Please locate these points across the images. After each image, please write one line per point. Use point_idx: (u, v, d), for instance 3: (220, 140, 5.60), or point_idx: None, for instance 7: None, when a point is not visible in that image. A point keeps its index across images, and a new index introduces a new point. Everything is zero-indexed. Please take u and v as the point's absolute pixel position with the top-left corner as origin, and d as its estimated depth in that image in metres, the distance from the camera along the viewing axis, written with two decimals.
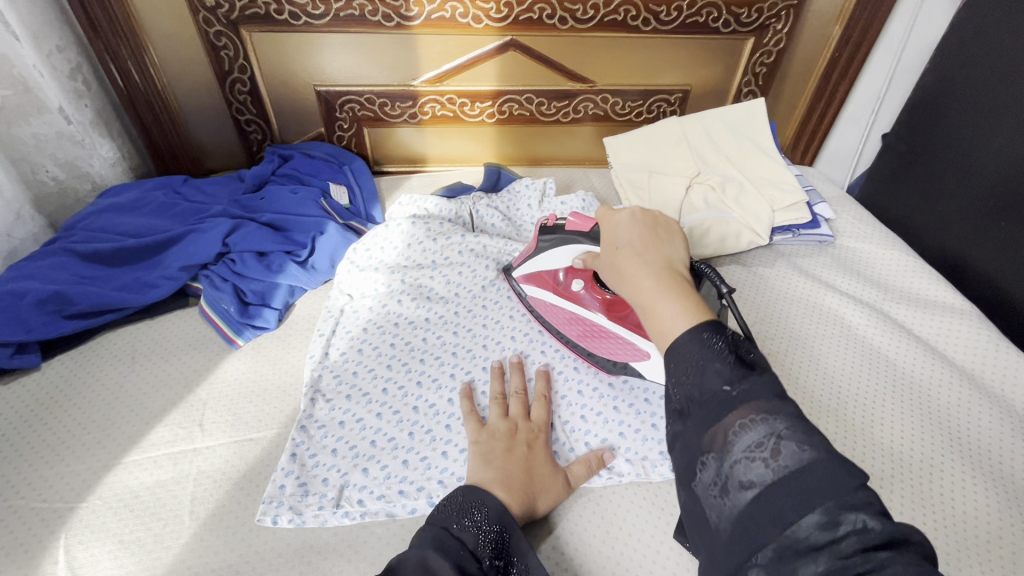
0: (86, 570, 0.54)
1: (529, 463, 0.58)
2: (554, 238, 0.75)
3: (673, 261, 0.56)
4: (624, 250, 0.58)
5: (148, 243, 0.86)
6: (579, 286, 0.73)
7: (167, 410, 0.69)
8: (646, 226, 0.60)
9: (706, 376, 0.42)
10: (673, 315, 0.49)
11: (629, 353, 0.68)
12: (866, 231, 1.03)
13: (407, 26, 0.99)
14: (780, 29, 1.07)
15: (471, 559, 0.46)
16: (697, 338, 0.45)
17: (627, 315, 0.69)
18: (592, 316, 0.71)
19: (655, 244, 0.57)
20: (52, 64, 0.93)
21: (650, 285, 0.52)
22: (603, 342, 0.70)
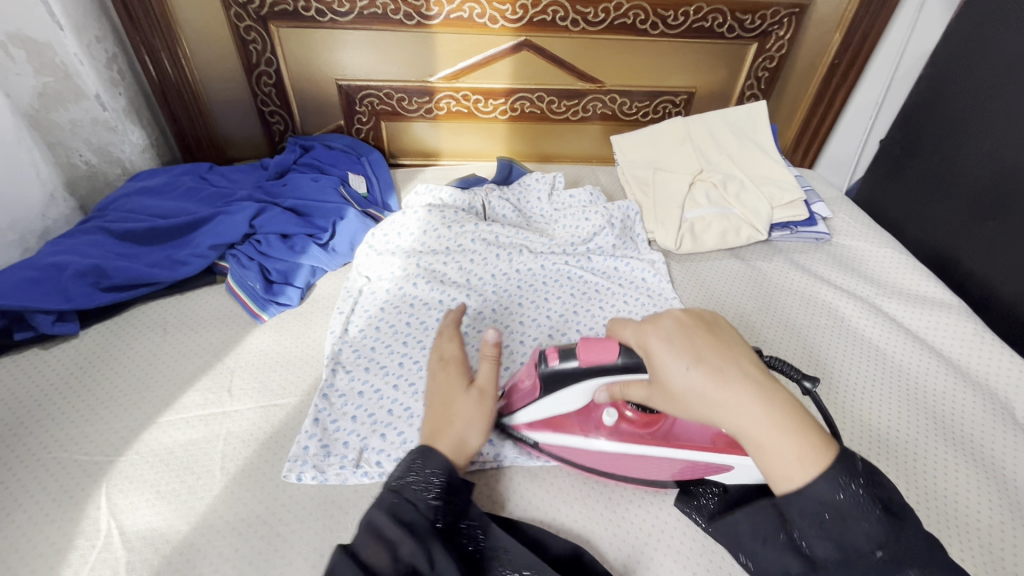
0: (126, 516, 0.59)
1: (449, 400, 0.57)
2: (570, 373, 0.57)
3: (752, 366, 0.50)
4: (698, 378, 0.47)
5: (178, 223, 0.90)
6: (610, 418, 0.62)
7: (198, 376, 0.73)
8: (689, 331, 0.51)
9: (852, 529, 0.44)
10: (794, 462, 0.45)
11: (705, 470, 0.60)
12: (861, 230, 1.07)
13: (427, 25, 1.04)
14: (783, 35, 1.11)
15: (413, 507, 0.49)
16: (833, 483, 0.44)
17: (664, 425, 0.62)
18: (639, 451, 0.61)
19: (721, 355, 0.49)
20: (91, 53, 0.99)
21: (752, 417, 0.46)
22: (662, 469, 0.62)
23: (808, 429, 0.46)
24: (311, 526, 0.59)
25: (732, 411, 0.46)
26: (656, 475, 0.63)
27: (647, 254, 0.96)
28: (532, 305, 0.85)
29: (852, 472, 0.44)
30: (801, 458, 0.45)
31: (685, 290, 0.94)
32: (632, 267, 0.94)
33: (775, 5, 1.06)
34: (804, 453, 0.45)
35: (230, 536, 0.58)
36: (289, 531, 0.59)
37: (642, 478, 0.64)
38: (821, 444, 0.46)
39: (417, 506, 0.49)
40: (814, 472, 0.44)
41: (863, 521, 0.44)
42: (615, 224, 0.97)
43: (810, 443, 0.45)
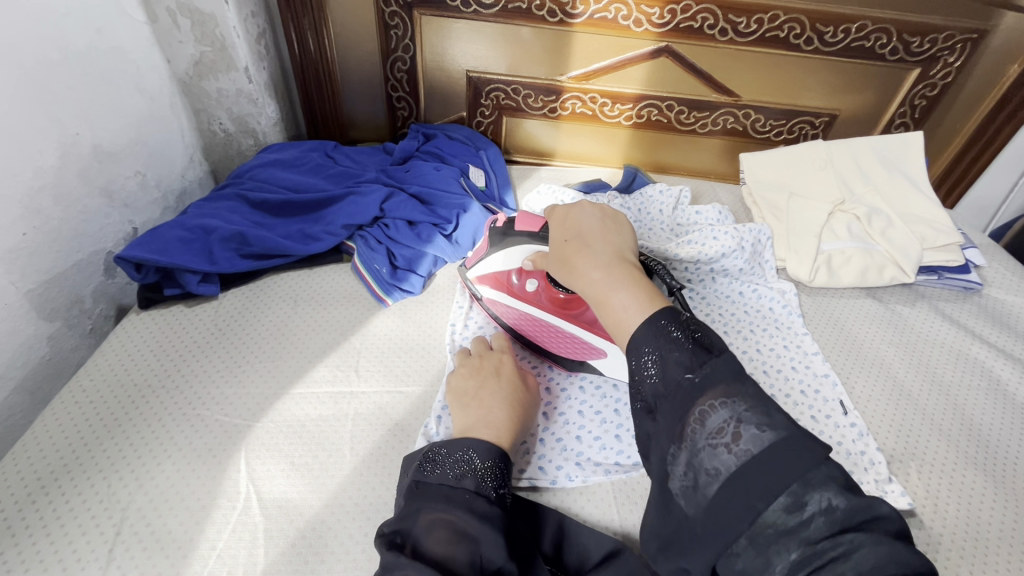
0: (264, 483, 0.60)
1: (512, 385, 0.64)
2: (505, 238, 0.73)
3: (619, 247, 0.57)
4: (569, 244, 0.57)
5: (312, 199, 0.92)
6: (533, 285, 0.75)
7: (327, 352, 0.75)
8: (589, 220, 0.60)
9: (669, 363, 0.45)
10: (626, 307, 0.50)
11: (585, 351, 0.72)
12: (1019, 284, 0.97)
13: (569, 23, 1.02)
14: (951, 62, 1.02)
15: (479, 498, 0.50)
16: (654, 327, 0.47)
17: (579, 312, 0.73)
18: (546, 318, 0.74)
19: (593, 236, 0.57)
20: (247, 27, 1.01)
21: (598, 279, 0.53)
22: (563, 342, 0.74)
23: (641, 285, 0.51)
24: None
25: (589, 273, 0.54)
26: (552, 347, 0.75)
27: (776, 282, 0.91)
28: None
29: (670, 316, 0.47)
30: (635, 307, 0.49)
31: (817, 326, 0.88)
32: (760, 294, 0.89)
33: (951, 28, 0.97)
34: (640, 304, 0.50)
35: (358, 519, 0.58)
36: None
37: (540, 349, 0.75)
38: (653, 295, 0.50)
39: (483, 498, 0.50)
40: (642, 317, 0.49)
41: (681, 356, 0.45)
42: (746, 247, 0.91)
43: (642, 295, 0.50)
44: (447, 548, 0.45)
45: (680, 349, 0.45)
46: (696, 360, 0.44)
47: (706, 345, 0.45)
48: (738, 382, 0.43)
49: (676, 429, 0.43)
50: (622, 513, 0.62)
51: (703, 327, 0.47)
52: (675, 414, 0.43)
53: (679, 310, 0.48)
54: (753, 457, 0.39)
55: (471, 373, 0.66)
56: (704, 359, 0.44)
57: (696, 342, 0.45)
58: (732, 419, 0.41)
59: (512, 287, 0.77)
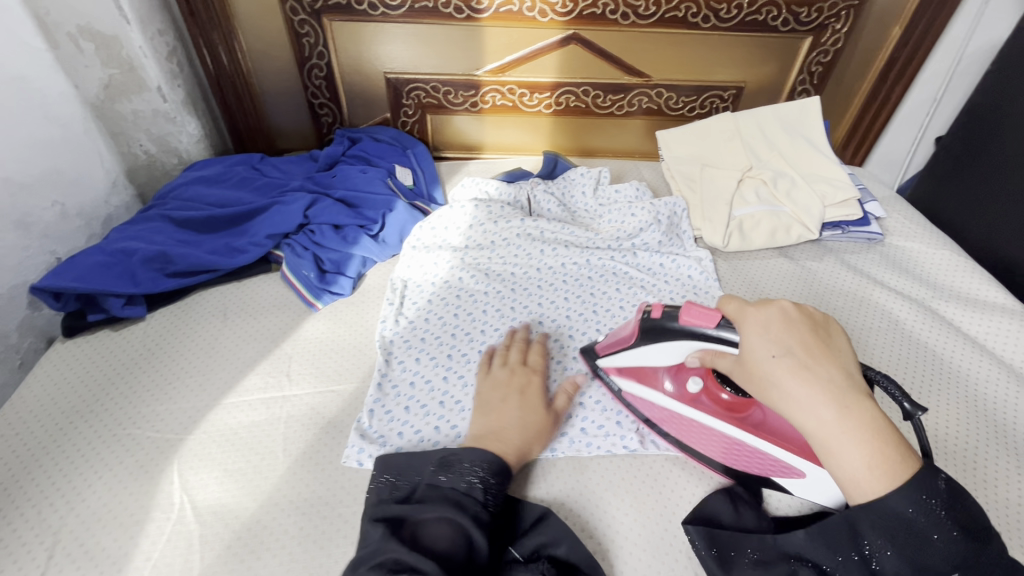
0: (197, 491, 0.62)
1: (533, 408, 0.65)
2: (664, 332, 0.60)
3: (844, 374, 0.49)
4: (781, 364, 0.49)
5: (236, 213, 0.93)
6: (694, 385, 0.64)
7: (258, 360, 0.76)
8: (791, 321, 0.52)
9: (930, 553, 0.44)
10: (859, 466, 0.46)
11: (777, 468, 0.61)
12: (916, 230, 1.04)
13: (477, 19, 1.04)
14: (839, 29, 1.09)
15: (482, 508, 0.54)
16: (917, 503, 0.44)
17: (752, 415, 0.63)
18: (711, 423, 0.64)
19: (811, 351, 0.50)
20: (154, 46, 1.01)
21: (831, 420, 0.47)
22: (730, 453, 0.64)
23: (884, 442, 0.46)
24: None
25: (812, 409, 0.48)
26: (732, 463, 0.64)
27: (694, 251, 0.94)
28: (582, 297, 0.86)
29: (930, 492, 0.44)
30: (872, 470, 0.46)
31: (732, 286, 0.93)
32: (679, 264, 0.91)
33: None
34: (876, 466, 0.46)
35: (293, 514, 0.60)
36: (349, 513, 0.61)
37: (708, 459, 0.66)
38: (903, 460, 0.46)
39: (484, 508, 0.54)
40: (889, 486, 0.45)
41: (941, 542, 0.43)
42: (662, 220, 0.96)
43: (884, 454, 0.46)
44: (445, 545, 0.50)
45: (942, 537, 0.44)
46: (961, 554, 0.43)
47: (970, 533, 0.44)
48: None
49: None
50: (548, 481, 0.66)
51: (964, 501, 0.45)
52: None
53: (935, 476, 0.45)
54: None
55: (501, 381, 0.68)
56: (969, 550, 0.43)
57: (960, 528, 0.44)
58: None
59: (663, 382, 0.66)
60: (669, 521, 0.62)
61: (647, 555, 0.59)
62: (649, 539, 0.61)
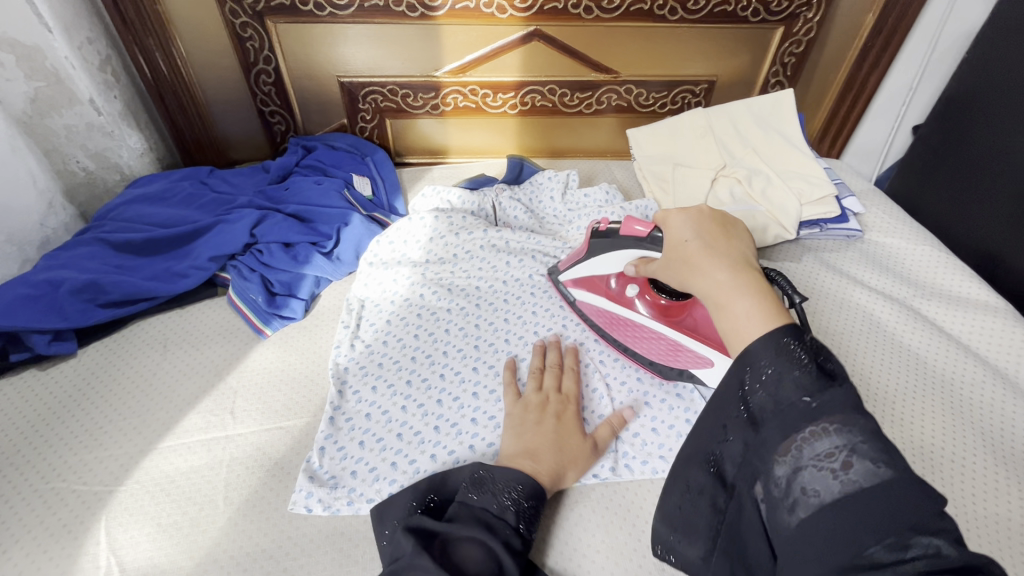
0: (125, 552, 0.56)
1: (570, 432, 0.60)
2: (609, 241, 0.68)
3: (743, 255, 0.51)
4: (691, 245, 0.52)
5: (178, 234, 0.86)
6: (634, 290, 0.72)
7: (200, 396, 0.70)
8: (704, 219, 0.55)
9: (786, 383, 0.39)
10: (749, 315, 0.44)
11: (690, 359, 0.68)
12: (896, 226, 1.00)
13: (432, 17, 0.98)
14: (811, 18, 1.05)
15: (512, 533, 0.50)
16: (773, 343, 0.40)
17: (683, 320, 0.70)
18: (644, 321, 0.71)
19: (716, 236, 0.53)
20: (84, 56, 0.92)
21: (724, 280, 0.47)
22: (659, 348, 0.70)
23: (768, 296, 0.45)
24: (321, 562, 0.56)
25: (709, 273, 0.49)
26: (650, 356, 0.71)
27: None
28: (550, 310, 0.81)
29: (796, 333, 0.40)
30: (760, 318, 0.44)
31: None
32: None
33: None
34: (764, 313, 0.44)
35: (234, 572, 0.55)
36: (296, 567, 0.56)
37: (640, 356, 0.72)
38: (779, 313, 0.44)
39: (514, 533, 0.50)
40: (768, 328, 0.43)
41: (799, 376, 0.38)
42: None
43: (768, 305, 0.44)
44: (474, 569, 0.45)
45: (798, 370, 0.39)
46: (818, 384, 0.38)
47: (827, 371, 0.39)
48: (856, 412, 0.36)
49: (778, 444, 0.38)
50: None
51: (829, 353, 0.40)
52: (777, 434, 0.38)
53: (803, 330, 0.42)
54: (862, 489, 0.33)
55: (534, 404, 0.63)
56: (826, 382, 0.38)
57: (820, 368, 0.39)
58: (841, 447, 0.35)
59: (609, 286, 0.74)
60: (643, 558, 0.57)
61: None
62: None
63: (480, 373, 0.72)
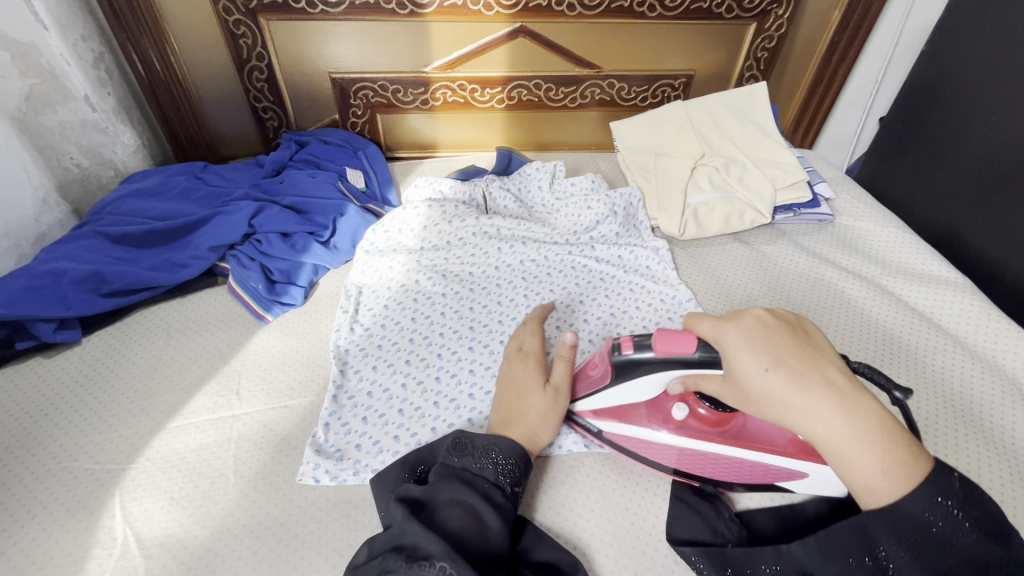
0: (141, 523, 0.58)
1: (525, 391, 0.62)
2: (643, 367, 0.57)
3: (840, 380, 0.49)
4: (774, 380, 0.48)
5: (177, 225, 0.89)
6: (680, 410, 0.62)
7: (205, 379, 0.73)
8: (771, 334, 0.51)
9: (947, 551, 0.43)
10: (877, 470, 0.45)
11: (777, 475, 0.60)
12: (865, 209, 1.07)
13: (420, 14, 1.02)
14: (781, 14, 1.10)
15: (496, 491, 0.53)
16: (929, 503, 0.44)
17: (735, 424, 0.62)
18: (707, 448, 0.61)
19: (799, 358, 0.50)
20: (78, 53, 0.94)
21: (842, 426, 0.46)
22: (733, 471, 0.61)
23: (897, 442, 0.46)
24: (330, 526, 0.59)
25: (825, 420, 0.47)
26: (725, 481, 0.62)
27: (651, 241, 0.94)
28: (541, 292, 0.85)
29: (945, 491, 0.44)
30: (890, 473, 0.45)
31: (686, 274, 0.93)
32: (636, 254, 0.91)
33: None
34: (892, 470, 0.45)
35: (248, 538, 0.58)
36: (307, 532, 0.59)
37: (718, 483, 0.62)
38: (917, 462, 0.45)
39: (498, 492, 0.53)
40: (903, 492, 0.45)
41: (948, 531, 0.44)
42: (618, 212, 0.95)
43: (898, 463, 0.45)
44: (460, 527, 0.49)
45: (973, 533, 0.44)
46: (981, 553, 0.43)
47: (995, 532, 0.44)
48: None
49: None
50: None
51: (979, 504, 0.45)
52: None
53: (952, 476, 0.46)
54: None
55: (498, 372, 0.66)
56: (996, 551, 0.43)
57: (976, 527, 0.44)
58: None
59: (649, 419, 0.63)
60: (635, 514, 0.61)
61: (614, 549, 0.58)
62: (616, 536, 0.59)
63: (476, 352, 0.75)
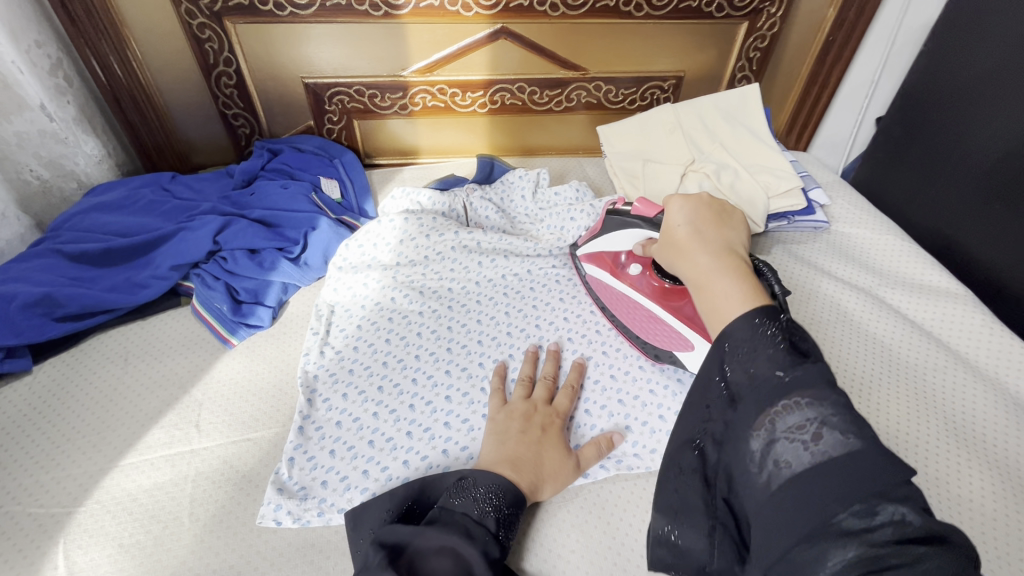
0: (86, 575, 0.54)
1: (548, 446, 0.59)
2: (620, 221, 0.75)
3: (728, 243, 0.59)
4: (682, 232, 0.60)
5: (138, 242, 0.84)
6: (636, 270, 0.73)
7: (163, 410, 0.68)
8: (702, 210, 0.63)
9: (760, 360, 0.43)
10: (729, 294, 0.51)
11: (675, 342, 0.68)
12: (861, 216, 1.03)
13: (396, 15, 0.97)
14: (774, 13, 1.06)
15: (494, 543, 0.49)
16: (749, 322, 0.45)
17: (683, 306, 0.68)
18: (644, 302, 0.71)
19: (712, 225, 0.61)
20: (32, 59, 0.88)
21: (706, 265, 0.55)
22: (655, 330, 0.70)
23: (751, 279, 0.53)
24: (291, 574, 0.55)
25: (698, 258, 0.56)
26: (645, 335, 0.72)
27: None
28: (523, 309, 0.80)
29: (772, 315, 0.45)
30: (738, 296, 0.50)
31: None
32: None
33: None
34: (747, 297, 0.50)
35: None
36: None
37: (639, 338, 0.73)
38: (757, 290, 0.51)
39: (496, 544, 0.49)
40: (746, 309, 0.49)
41: (775, 355, 0.43)
42: None
43: (748, 289, 0.51)
44: None
45: (773, 347, 0.44)
46: (792, 360, 0.42)
47: (802, 351, 0.43)
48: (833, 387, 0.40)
49: (755, 418, 0.42)
50: None
51: (802, 334, 0.44)
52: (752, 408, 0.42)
53: (777, 313, 0.47)
54: (831, 459, 0.37)
55: (518, 413, 0.62)
56: (801, 360, 0.42)
57: (792, 347, 0.43)
58: (814, 420, 0.39)
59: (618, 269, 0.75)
60: (618, 556, 0.57)
61: None
62: None
63: (453, 377, 0.71)
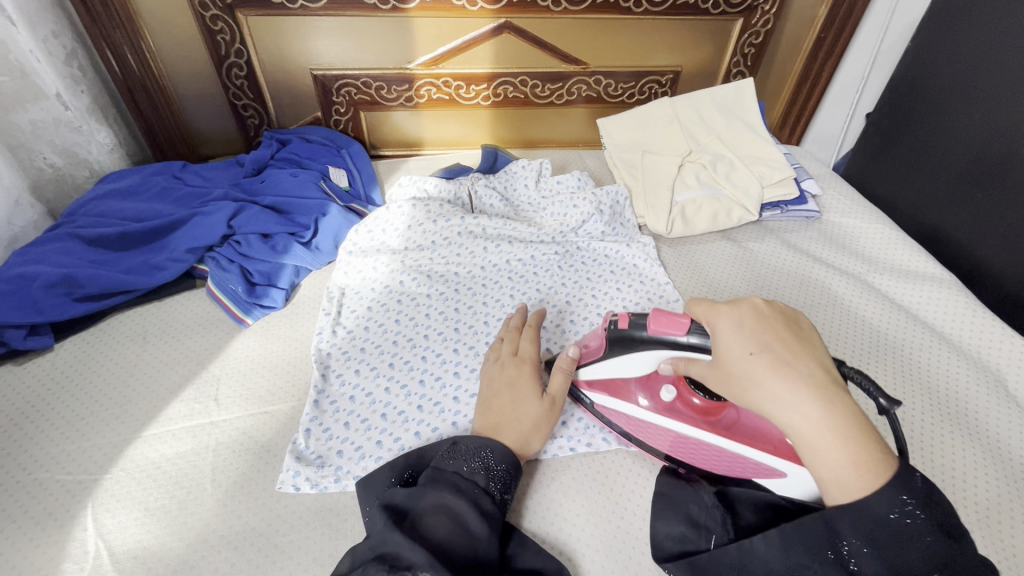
0: (114, 536, 0.57)
1: (522, 399, 0.61)
2: (635, 342, 0.59)
3: (820, 370, 0.48)
4: (757, 366, 0.48)
5: (154, 226, 0.86)
6: (668, 393, 0.63)
7: (183, 386, 0.71)
8: (769, 324, 0.50)
9: (900, 541, 0.42)
10: (845, 468, 0.44)
11: (755, 471, 0.58)
12: (851, 205, 1.07)
13: (403, 9, 1.00)
14: (768, 10, 1.10)
15: (486, 496, 0.52)
16: (890, 501, 0.42)
17: (725, 416, 0.61)
18: (690, 432, 0.61)
19: (790, 348, 0.48)
20: (49, 49, 0.90)
21: (814, 418, 0.45)
22: (717, 459, 0.61)
23: (869, 440, 0.44)
24: (311, 535, 0.58)
25: (798, 411, 0.45)
26: (710, 470, 0.61)
27: (638, 238, 0.93)
28: (527, 292, 0.83)
29: (906, 486, 0.42)
30: (860, 473, 0.43)
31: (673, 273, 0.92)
32: (623, 252, 0.90)
33: None
34: (861, 466, 0.44)
35: (226, 550, 0.56)
36: (286, 542, 0.57)
37: (703, 473, 0.62)
38: (882, 461, 0.44)
39: (488, 497, 0.52)
40: (873, 489, 0.43)
41: (905, 525, 0.42)
42: (604, 210, 0.94)
43: (869, 459, 0.44)
44: (449, 533, 0.48)
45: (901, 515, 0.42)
46: (929, 539, 0.42)
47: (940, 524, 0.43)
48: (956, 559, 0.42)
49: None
50: None
51: (935, 498, 0.44)
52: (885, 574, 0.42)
53: (904, 481, 0.43)
54: None
55: (491, 376, 0.64)
56: (943, 542, 0.42)
57: (928, 515, 0.43)
58: None
59: (637, 396, 0.64)
60: (621, 518, 0.61)
61: (600, 556, 0.57)
62: (602, 540, 0.59)
63: (461, 355, 0.74)
